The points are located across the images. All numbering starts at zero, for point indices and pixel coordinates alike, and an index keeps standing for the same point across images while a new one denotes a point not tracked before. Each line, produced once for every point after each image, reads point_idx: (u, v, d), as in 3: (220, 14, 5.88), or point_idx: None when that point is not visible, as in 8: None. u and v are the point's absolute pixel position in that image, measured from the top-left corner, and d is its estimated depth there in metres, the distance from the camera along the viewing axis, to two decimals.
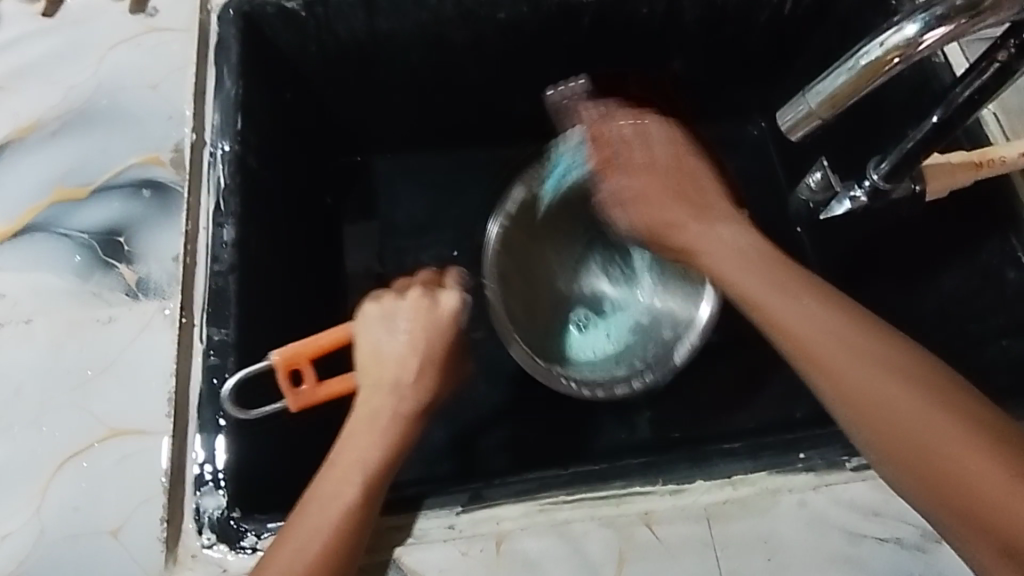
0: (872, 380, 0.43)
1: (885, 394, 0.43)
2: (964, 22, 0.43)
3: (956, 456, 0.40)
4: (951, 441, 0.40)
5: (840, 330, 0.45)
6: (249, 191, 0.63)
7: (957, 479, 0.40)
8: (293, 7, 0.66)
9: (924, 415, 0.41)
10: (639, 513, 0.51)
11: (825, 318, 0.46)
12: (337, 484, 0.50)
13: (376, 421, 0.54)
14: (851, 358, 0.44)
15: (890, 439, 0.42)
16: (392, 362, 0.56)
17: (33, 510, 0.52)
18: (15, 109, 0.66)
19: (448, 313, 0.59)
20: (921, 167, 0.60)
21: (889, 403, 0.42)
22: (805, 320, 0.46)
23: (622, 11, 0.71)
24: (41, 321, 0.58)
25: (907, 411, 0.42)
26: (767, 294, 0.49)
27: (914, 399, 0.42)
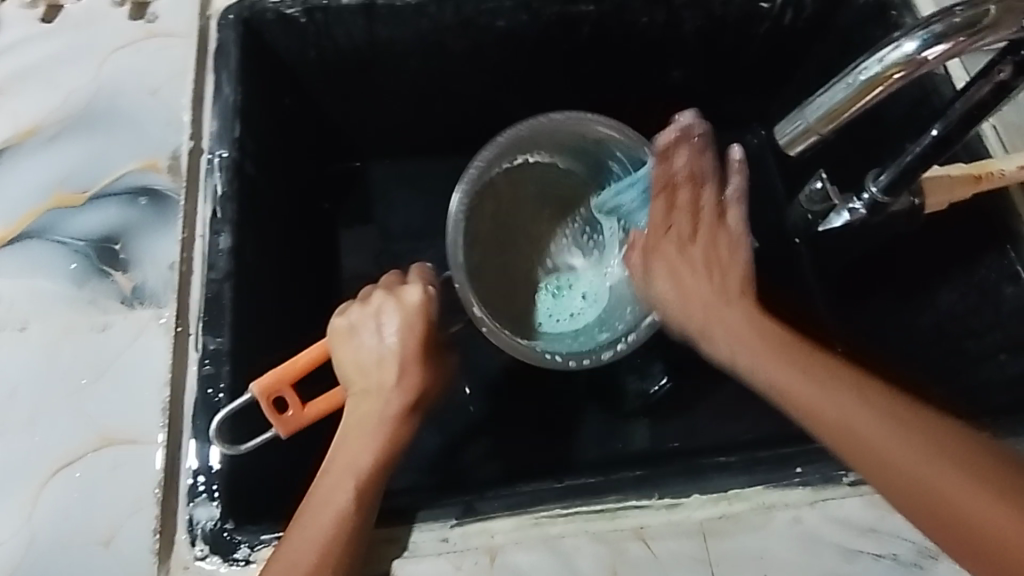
0: (906, 456, 0.44)
1: (919, 467, 0.44)
2: (963, 40, 0.43)
3: (989, 513, 0.42)
4: (982, 500, 0.43)
5: (865, 413, 0.46)
6: (246, 197, 0.63)
7: (987, 535, 0.42)
8: (292, 13, 0.66)
9: (956, 481, 0.43)
10: (633, 528, 0.51)
11: (848, 406, 0.46)
12: (328, 496, 0.50)
13: (365, 425, 0.53)
14: (883, 438, 0.45)
15: (922, 506, 0.44)
16: (373, 366, 0.54)
17: (25, 518, 0.52)
18: (13, 113, 0.65)
19: (416, 308, 0.56)
20: (921, 181, 0.60)
21: (925, 477, 0.44)
22: (830, 408, 0.46)
23: (621, 20, 0.71)
24: (37, 327, 0.58)
25: (940, 480, 0.44)
26: (793, 380, 0.47)
27: (942, 469, 0.44)
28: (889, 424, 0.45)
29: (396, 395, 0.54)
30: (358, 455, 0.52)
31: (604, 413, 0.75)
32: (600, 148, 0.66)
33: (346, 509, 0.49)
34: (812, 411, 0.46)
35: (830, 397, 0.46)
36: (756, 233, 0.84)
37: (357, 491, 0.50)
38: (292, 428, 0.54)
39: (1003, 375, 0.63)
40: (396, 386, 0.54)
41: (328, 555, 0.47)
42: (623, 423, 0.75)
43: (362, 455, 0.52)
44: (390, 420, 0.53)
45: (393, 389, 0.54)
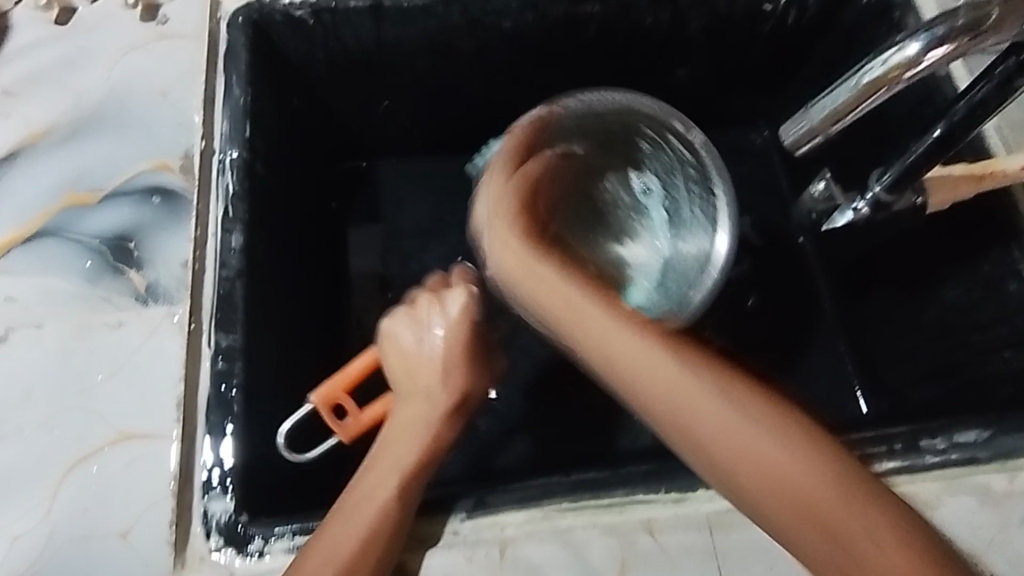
0: (787, 473, 0.43)
1: (799, 481, 0.42)
2: (964, 42, 0.44)
3: (867, 546, 0.41)
4: (870, 527, 0.41)
5: (751, 426, 0.44)
6: (257, 197, 0.63)
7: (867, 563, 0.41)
8: (301, 15, 0.67)
9: (839, 503, 0.42)
10: (641, 521, 0.52)
11: (730, 418, 0.44)
12: (370, 492, 0.52)
13: (413, 425, 0.56)
14: (768, 453, 0.43)
15: (796, 522, 0.43)
16: (424, 369, 0.57)
17: (42, 512, 0.52)
18: (27, 114, 0.66)
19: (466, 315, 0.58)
20: (924, 180, 0.61)
21: (807, 498, 0.42)
22: (712, 418, 0.44)
23: (626, 19, 0.72)
24: (51, 324, 0.58)
25: (820, 499, 0.42)
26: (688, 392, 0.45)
27: (823, 488, 0.42)
28: (773, 440, 0.43)
29: (443, 395, 0.56)
30: (404, 453, 0.54)
31: (610, 408, 0.76)
32: (624, 125, 0.67)
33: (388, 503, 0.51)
34: (705, 437, 0.44)
35: (717, 404, 0.44)
36: (759, 231, 0.85)
37: (400, 487, 0.52)
38: (354, 432, 0.58)
39: (1008, 371, 0.64)
40: (442, 388, 0.57)
41: (366, 548, 0.48)
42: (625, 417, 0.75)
43: (407, 454, 0.54)
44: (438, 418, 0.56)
45: (439, 391, 0.56)
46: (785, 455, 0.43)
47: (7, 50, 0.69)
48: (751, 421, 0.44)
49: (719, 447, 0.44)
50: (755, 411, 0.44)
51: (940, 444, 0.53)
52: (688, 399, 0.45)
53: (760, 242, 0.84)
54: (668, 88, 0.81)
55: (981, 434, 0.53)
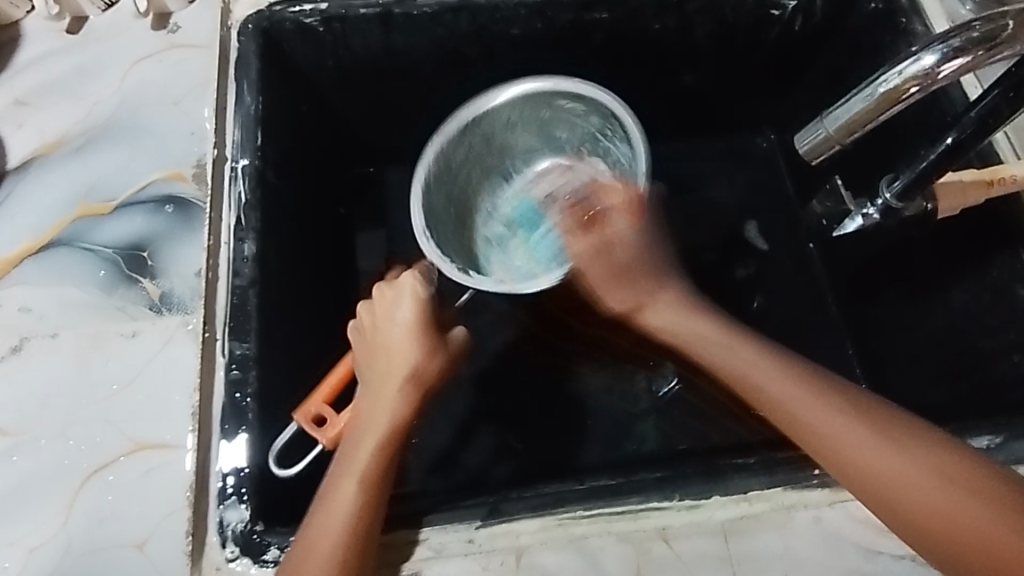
0: (858, 451, 0.48)
1: (872, 454, 0.47)
2: (980, 54, 0.44)
3: (938, 507, 0.45)
4: (937, 492, 0.46)
5: (874, 443, 0.48)
6: (269, 205, 0.63)
7: (944, 525, 0.45)
8: (311, 23, 0.67)
9: (913, 475, 0.46)
10: (656, 529, 0.52)
11: (802, 399, 0.50)
12: (337, 488, 0.51)
13: (377, 412, 0.55)
14: (857, 442, 0.48)
15: (871, 494, 0.48)
16: (390, 354, 0.57)
17: (59, 522, 0.53)
18: (40, 124, 0.66)
19: (412, 291, 0.59)
20: (934, 186, 0.61)
21: (874, 469, 0.47)
22: (786, 399, 0.51)
23: (634, 26, 0.72)
24: (66, 334, 0.59)
25: (890, 468, 0.47)
26: (814, 418, 0.49)
27: (896, 460, 0.47)
28: (843, 415, 0.49)
29: (396, 370, 0.57)
30: (364, 440, 0.53)
31: (619, 413, 0.76)
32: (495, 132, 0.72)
33: (355, 496, 0.50)
34: (843, 457, 0.48)
35: (792, 387, 0.51)
36: (766, 236, 0.85)
37: (363, 477, 0.51)
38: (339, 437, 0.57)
39: (1016, 376, 0.64)
40: (403, 374, 0.56)
41: (343, 544, 0.48)
42: (633, 421, 0.76)
43: (366, 443, 0.53)
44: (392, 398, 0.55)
45: (396, 367, 0.57)
46: (851, 431, 0.48)
47: (19, 61, 0.69)
48: (824, 400, 0.50)
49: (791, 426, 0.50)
50: (829, 393, 0.50)
51: None
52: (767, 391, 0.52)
53: (767, 247, 0.85)
54: (676, 93, 0.81)
55: (993, 440, 0.53)
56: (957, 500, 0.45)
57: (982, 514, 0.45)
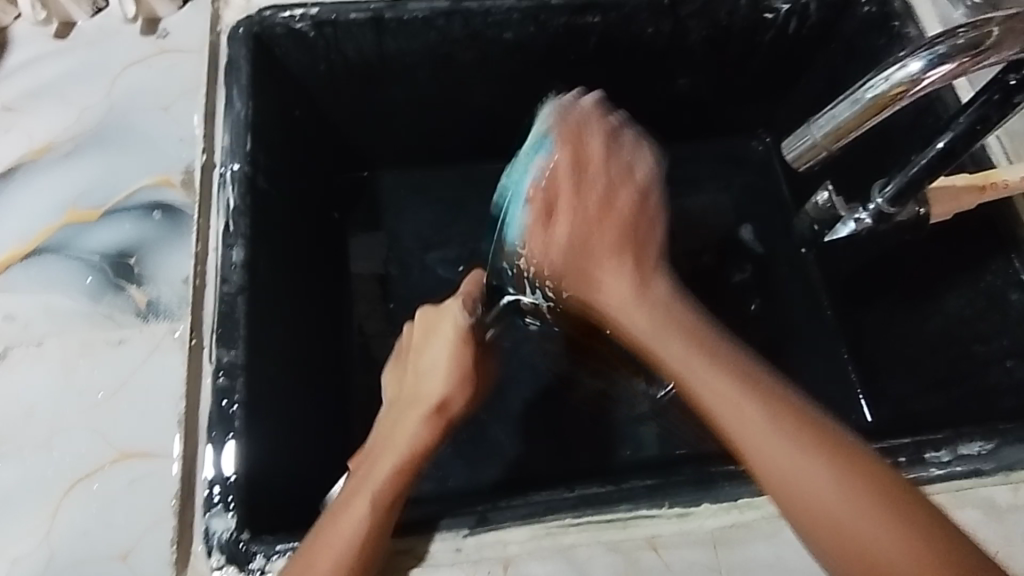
0: (777, 458, 0.43)
1: (798, 470, 0.42)
2: (967, 60, 0.43)
3: (856, 533, 0.40)
4: (869, 524, 0.40)
5: (781, 440, 0.43)
6: (259, 211, 0.63)
7: (870, 556, 0.40)
8: (302, 28, 0.67)
9: (827, 492, 0.41)
10: (645, 537, 0.52)
11: (735, 399, 0.44)
12: (348, 506, 0.50)
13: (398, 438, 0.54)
14: (752, 436, 0.43)
15: (803, 516, 0.42)
16: (421, 379, 0.57)
17: (43, 532, 0.52)
18: (28, 130, 0.66)
19: (454, 317, 0.61)
20: (927, 191, 0.60)
21: (795, 481, 0.42)
22: (713, 392, 0.45)
23: (627, 30, 0.72)
24: (53, 343, 0.58)
25: (820, 486, 0.42)
26: (714, 394, 0.45)
27: (815, 475, 0.42)
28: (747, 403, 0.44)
29: (423, 399, 0.56)
30: (380, 469, 0.52)
31: (610, 418, 0.76)
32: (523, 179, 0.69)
33: (364, 516, 0.49)
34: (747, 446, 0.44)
35: (732, 389, 0.45)
36: (762, 240, 0.84)
37: (375, 500, 0.50)
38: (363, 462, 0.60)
39: (1010, 380, 0.64)
40: (427, 395, 0.56)
41: (349, 566, 0.47)
42: (628, 427, 0.75)
43: (383, 466, 0.52)
44: (411, 426, 0.54)
45: (422, 395, 0.56)
46: (772, 435, 0.43)
47: (8, 67, 0.69)
48: (757, 399, 0.44)
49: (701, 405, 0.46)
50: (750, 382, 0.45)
51: (944, 457, 0.53)
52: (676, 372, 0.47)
53: (762, 250, 0.84)
54: (670, 96, 0.81)
55: (984, 447, 0.53)
56: (883, 529, 0.40)
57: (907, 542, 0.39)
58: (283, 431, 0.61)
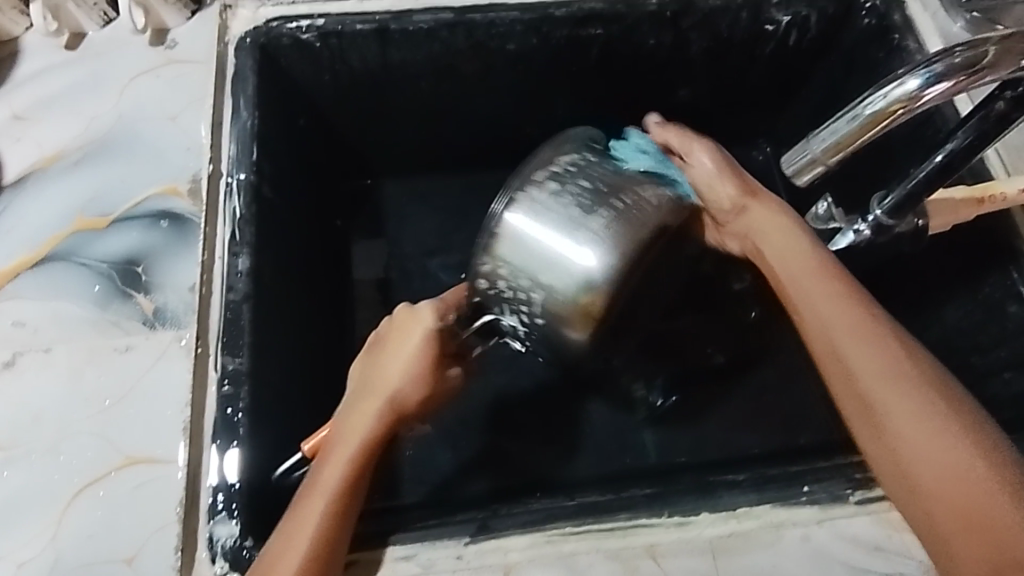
0: (870, 371, 0.47)
1: (917, 415, 0.45)
2: (964, 78, 0.44)
3: (918, 443, 0.44)
4: (970, 478, 0.42)
5: (911, 388, 0.46)
6: (265, 220, 0.64)
7: (961, 505, 0.42)
8: (308, 38, 0.68)
9: (937, 442, 0.44)
10: (644, 546, 0.52)
11: (850, 319, 0.50)
12: (307, 503, 0.50)
13: (356, 430, 0.55)
14: (878, 377, 0.47)
15: (901, 456, 0.45)
16: (383, 373, 0.58)
17: (48, 537, 0.53)
18: (38, 139, 0.67)
19: (425, 319, 0.59)
20: (926, 203, 0.61)
21: (882, 398, 0.46)
22: (822, 310, 0.51)
23: (629, 42, 0.73)
24: (61, 349, 0.59)
25: (927, 435, 0.44)
26: (851, 338, 0.49)
27: (930, 424, 0.44)
28: (882, 353, 0.47)
29: (382, 393, 0.57)
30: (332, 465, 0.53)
31: (611, 425, 0.76)
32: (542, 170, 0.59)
33: (322, 511, 0.50)
34: (873, 384, 0.47)
35: (844, 311, 0.50)
36: None
37: (333, 497, 0.51)
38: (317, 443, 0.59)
39: (1008, 394, 0.64)
40: (389, 391, 0.57)
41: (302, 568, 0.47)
42: (630, 435, 0.76)
43: (343, 454, 0.54)
44: (368, 418, 0.56)
45: (384, 391, 0.57)
46: (870, 354, 0.48)
47: (19, 77, 0.70)
48: (872, 321, 0.49)
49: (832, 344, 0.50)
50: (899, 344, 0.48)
51: None
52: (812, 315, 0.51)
53: None
54: (672, 107, 0.82)
55: None
56: (984, 486, 0.42)
57: (967, 460, 0.43)
58: (287, 438, 0.61)
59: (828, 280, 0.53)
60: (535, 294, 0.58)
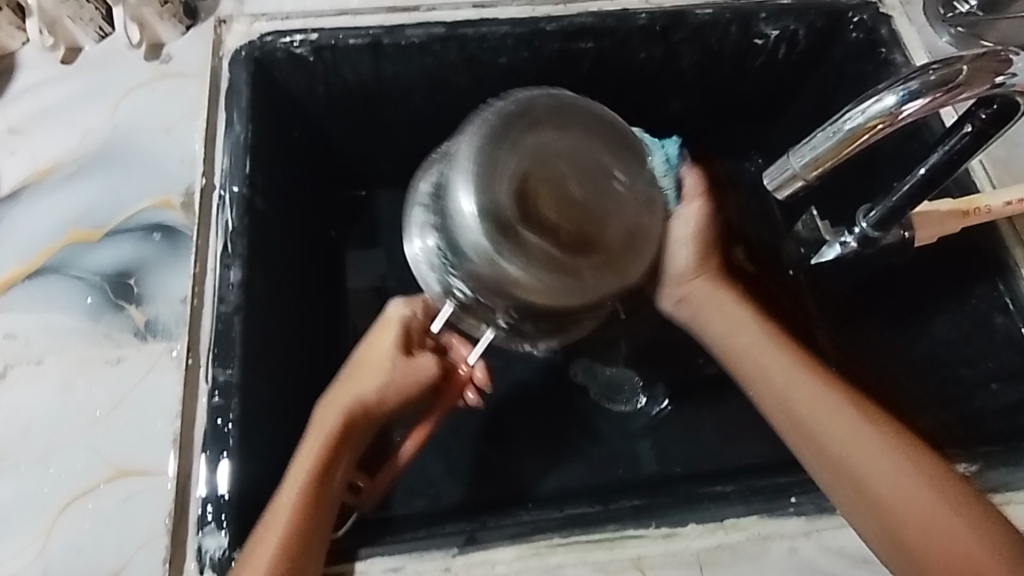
0: (828, 427, 0.53)
1: (871, 458, 0.51)
2: (940, 95, 0.45)
3: (877, 481, 0.50)
4: (928, 504, 0.49)
5: (861, 432, 0.52)
6: (258, 232, 0.65)
7: (924, 531, 0.48)
8: (302, 52, 0.69)
9: (894, 476, 0.50)
10: (631, 558, 0.52)
11: (806, 386, 0.55)
12: (275, 513, 0.51)
13: (321, 432, 0.56)
14: (830, 426, 0.53)
15: (866, 498, 0.50)
16: (353, 371, 0.59)
17: (37, 549, 0.53)
18: (33, 152, 0.68)
19: (394, 311, 0.61)
20: (910, 216, 0.62)
21: (843, 448, 0.52)
22: (776, 380, 0.57)
23: (620, 56, 0.74)
24: (52, 361, 0.59)
25: (885, 474, 0.50)
26: (800, 394, 0.55)
27: (882, 464, 0.51)
28: (829, 404, 0.54)
29: (349, 392, 0.58)
30: (297, 469, 0.54)
31: (603, 436, 0.76)
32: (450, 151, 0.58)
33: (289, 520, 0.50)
34: (828, 435, 0.53)
35: (800, 377, 0.56)
36: None
37: (302, 507, 0.51)
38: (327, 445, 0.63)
39: (998, 405, 0.64)
40: (354, 393, 0.58)
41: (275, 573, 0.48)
42: (621, 444, 0.76)
43: (308, 456, 0.54)
44: (332, 418, 0.56)
45: (355, 388, 0.58)
46: (826, 409, 0.54)
47: (15, 90, 0.70)
48: (823, 386, 0.55)
49: (787, 406, 0.56)
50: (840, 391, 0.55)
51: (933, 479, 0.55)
52: (768, 380, 0.57)
53: None
54: (664, 119, 0.82)
55: (969, 468, 0.56)
56: (938, 509, 0.48)
57: (920, 489, 0.49)
58: (279, 449, 0.62)
59: (774, 346, 0.59)
60: (451, 249, 0.56)
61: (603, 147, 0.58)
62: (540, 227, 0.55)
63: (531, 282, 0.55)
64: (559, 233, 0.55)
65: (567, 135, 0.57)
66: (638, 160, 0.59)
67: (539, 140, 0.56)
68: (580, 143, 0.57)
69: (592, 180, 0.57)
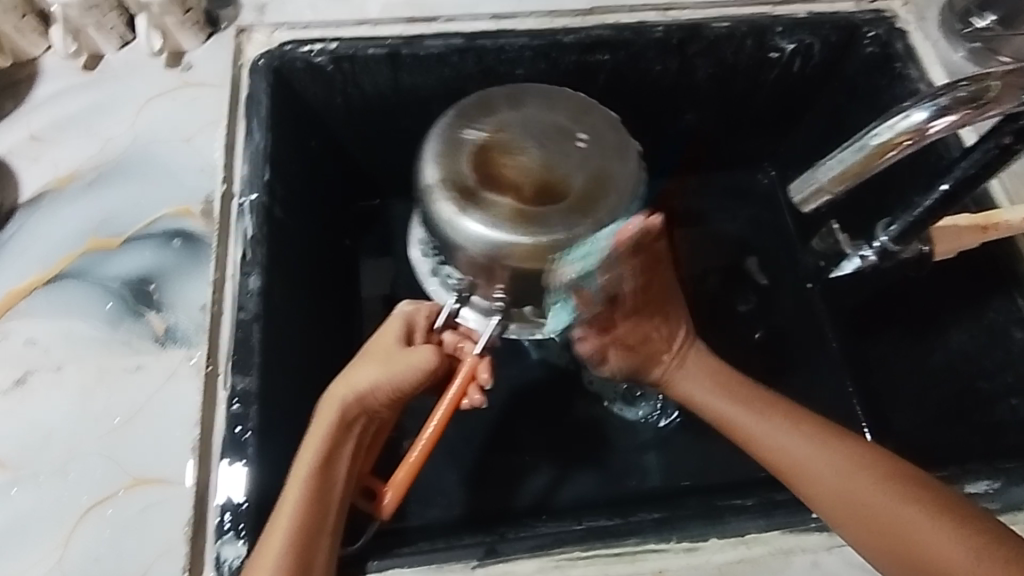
0: (820, 469, 0.52)
1: (868, 492, 0.50)
2: (968, 112, 0.45)
3: (880, 514, 0.49)
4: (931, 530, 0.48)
5: (850, 468, 0.52)
6: (277, 241, 0.65)
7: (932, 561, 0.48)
8: (321, 62, 0.70)
9: (895, 506, 0.49)
10: (653, 572, 0.52)
11: (791, 436, 0.54)
12: (274, 529, 0.50)
13: (312, 441, 0.54)
14: (822, 467, 0.52)
15: (872, 534, 0.49)
16: (345, 372, 0.57)
17: (55, 558, 0.53)
18: (54, 160, 0.68)
19: (398, 313, 0.62)
20: (931, 230, 0.61)
21: (838, 486, 0.51)
22: (762, 435, 0.56)
23: (636, 68, 0.74)
24: (71, 367, 0.59)
25: (885, 506, 0.50)
26: (785, 442, 0.54)
27: (877, 495, 0.50)
28: (815, 444, 0.53)
29: (343, 390, 0.56)
30: (301, 463, 0.53)
31: (617, 447, 0.76)
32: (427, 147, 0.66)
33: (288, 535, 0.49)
34: (821, 477, 0.52)
35: (780, 432, 0.55)
36: (766, 270, 0.86)
37: (303, 521, 0.50)
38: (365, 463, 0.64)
39: (1015, 419, 0.64)
40: (343, 396, 0.55)
41: None
42: (635, 455, 0.75)
43: (304, 464, 0.53)
44: (325, 422, 0.55)
45: (348, 383, 0.56)
46: (813, 451, 0.53)
47: (36, 98, 0.71)
48: (804, 432, 0.54)
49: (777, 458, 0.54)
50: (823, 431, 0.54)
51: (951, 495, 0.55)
52: (757, 435, 0.56)
53: (766, 282, 0.85)
54: (680, 130, 0.82)
55: (991, 485, 0.55)
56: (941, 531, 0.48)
57: (921, 516, 0.49)
58: None
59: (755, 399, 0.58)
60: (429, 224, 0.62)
61: (559, 115, 0.63)
62: (500, 190, 0.60)
63: (499, 237, 0.58)
64: (520, 191, 0.60)
65: (522, 113, 0.63)
66: (599, 118, 0.63)
67: (496, 119, 0.63)
68: (537, 116, 0.63)
69: (550, 143, 0.62)
